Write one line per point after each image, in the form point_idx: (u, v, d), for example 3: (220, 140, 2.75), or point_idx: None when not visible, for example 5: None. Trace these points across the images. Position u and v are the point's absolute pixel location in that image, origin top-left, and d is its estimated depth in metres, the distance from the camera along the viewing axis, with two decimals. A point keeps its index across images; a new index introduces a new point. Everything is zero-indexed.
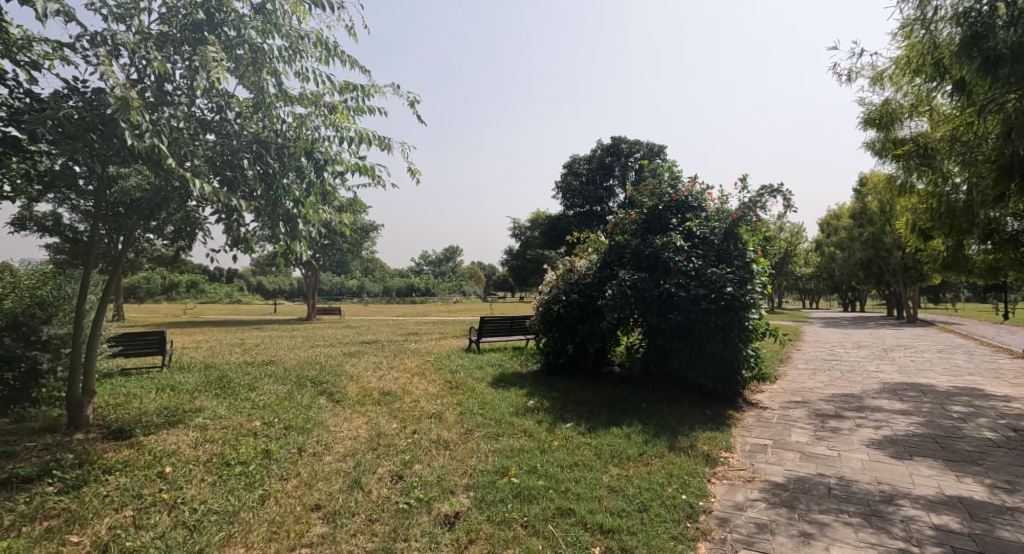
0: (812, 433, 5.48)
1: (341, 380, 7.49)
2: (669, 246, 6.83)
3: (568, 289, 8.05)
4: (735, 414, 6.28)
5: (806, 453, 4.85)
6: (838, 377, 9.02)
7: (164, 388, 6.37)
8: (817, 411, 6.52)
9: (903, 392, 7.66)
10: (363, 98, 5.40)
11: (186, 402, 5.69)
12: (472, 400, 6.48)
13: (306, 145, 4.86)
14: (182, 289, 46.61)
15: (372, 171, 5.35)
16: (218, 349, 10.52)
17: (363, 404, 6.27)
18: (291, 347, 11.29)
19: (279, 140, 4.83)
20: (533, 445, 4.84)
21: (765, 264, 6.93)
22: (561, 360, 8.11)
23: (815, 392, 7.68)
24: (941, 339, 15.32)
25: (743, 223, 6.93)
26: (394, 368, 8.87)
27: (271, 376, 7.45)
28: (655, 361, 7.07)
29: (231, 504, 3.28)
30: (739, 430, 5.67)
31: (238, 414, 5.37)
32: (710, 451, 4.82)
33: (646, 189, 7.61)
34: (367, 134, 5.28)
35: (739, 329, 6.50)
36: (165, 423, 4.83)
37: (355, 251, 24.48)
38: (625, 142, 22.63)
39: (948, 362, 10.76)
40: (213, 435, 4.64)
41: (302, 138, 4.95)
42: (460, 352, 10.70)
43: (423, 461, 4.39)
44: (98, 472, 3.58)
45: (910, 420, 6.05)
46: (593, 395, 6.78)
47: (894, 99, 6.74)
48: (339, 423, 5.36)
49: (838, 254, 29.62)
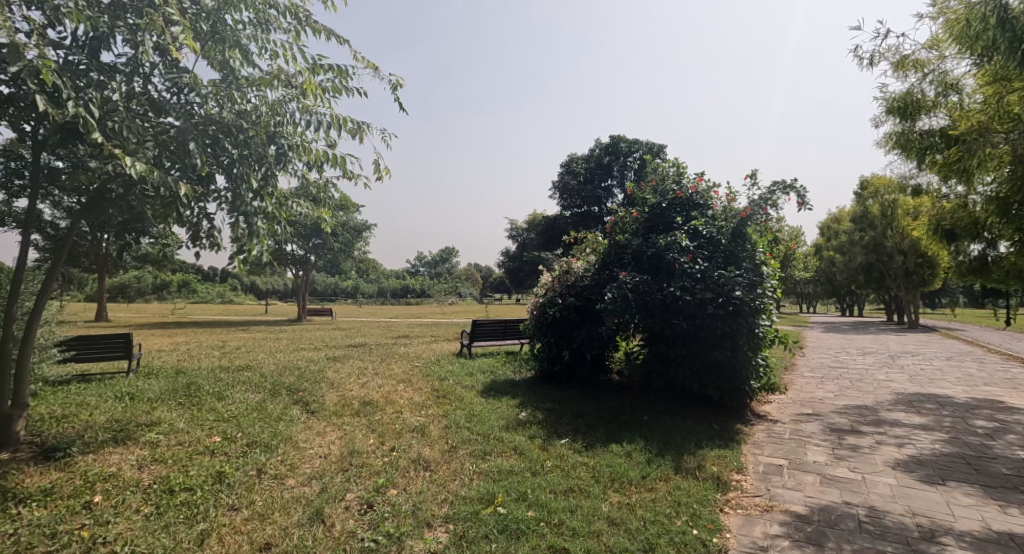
0: (830, 452, 5.00)
1: (320, 388, 6.96)
2: (674, 247, 6.36)
3: (565, 292, 7.53)
4: (743, 428, 5.80)
5: (826, 476, 4.37)
6: (848, 386, 8.57)
7: (124, 396, 5.85)
8: (831, 426, 6.04)
9: (920, 404, 7.20)
10: (339, 79, 4.88)
11: (143, 414, 5.16)
12: (459, 412, 5.97)
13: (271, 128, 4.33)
14: (174, 289, 45.94)
15: (345, 160, 4.86)
16: (195, 353, 9.98)
17: (341, 416, 5.75)
18: (274, 349, 10.77)
19: (241, 123, 4.30)
20: (523, 466, 4.33)
21: (775, 266, 6.47)
22: (557, 367, 7.62)
23: (826, 404, 7.22)
24: (948, 346, 14.90)
25: (754, 222, 6.46)
26: (379, 375, 8.35)
27: (244, 384, 6.92)
28: (657, 370, 6.59)
29: (162, 546, 2.77)
30: (750, 447, 5.18)
31: (199, 427, 4.84)
32: (720, 474, 4.32)
33: (649, 185, 7.11)
34: (341, 119, 4.77)
35: (748, 337, 6.02)
36: (111, 440, 4.31)
37: (347, 251, 23.91)
38: (625, 141, 22.24)
39: (960, 371, 10.32)
40: (164, 453, 4.12)
41: (268, 122, 4.43)
42: (450, 357, 10.18)
43: (399, 486, 3.89)
44: (10, 504, 3.06)
45: (933, 436, 5.58)
46: (591, 406, 6.29)
47: (919, 87, 6.29)
48: (309, 439, 4.85)
49: (838, 258, 29.25)
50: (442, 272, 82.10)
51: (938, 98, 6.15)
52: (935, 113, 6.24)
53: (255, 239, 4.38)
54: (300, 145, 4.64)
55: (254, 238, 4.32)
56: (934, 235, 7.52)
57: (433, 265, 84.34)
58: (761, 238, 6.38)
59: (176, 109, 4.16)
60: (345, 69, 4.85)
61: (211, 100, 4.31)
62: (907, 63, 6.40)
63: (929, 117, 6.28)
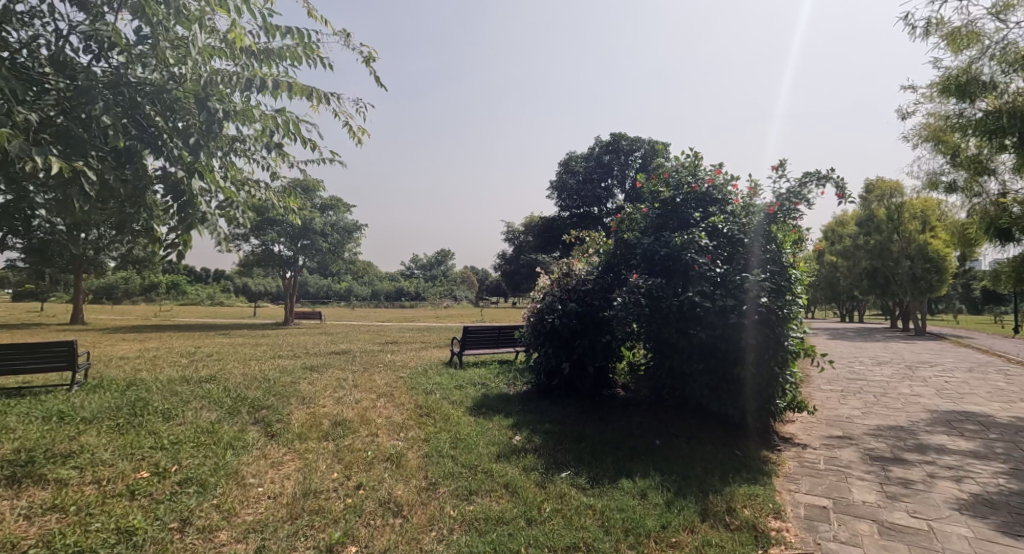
0: (880, 490, 4.22)
1: (287, 405, 6.14)
2: (692, 246, 5.59)
3: (564, 297, 6.73)
4: (771, 457, 5.02)
5: (884, 523, 3.60)
6: (874, 403, 7.80)
7: (52, 415, 5.04)
8: (870, 453, 5.27)
9: (961, 425, 6.45)
10: (300, 42, 4.15)
11: (64, 439, 4.35)
12: (444, 435, 5.18)
13: (200, 89, 3.41)
14: (162, 291, 45.05)
15: (301, 133, 4.10)
16: (158, 360, 9.17)
17: (304, 440, 4.94)
18: (248, 357, 9.91)
19: (162, 84, 3.38)
20: (517, 510, 3.53)
21: (805, 270, 5.76)
22: (555, 380, 6.85)
23: (856, 424, 6.46)
24: (963, 355, 14.25)
25: (779, 220, 5.71)
26: (357, 388, 7.52)
27: (201, 400, 6.09)
28: (669, 386, 5.80)
29: None
30: (783, 482, 4.40)
31: (127, 458, 4.04)
32: (757, 521, 3.54)
33: (661, 178, 6.38)
34: (296, 85, 4.01)
35: (775, 350, 5.32)
36: (6, 479, 3.50)
37: (337, 252, 22.99)
38: (625, 139, 21.45)
39: (988, 384, 9.55)
40: (70, 495, 3.32)
41: (198, 82, 3.49)
42: (439, 366, 9.39)
43: (360, 541, 3.10)
44: None
45: (991, 468, 4.82)
46: (596, 429, 5.49)
47: (981, 63, 6.12)
48: (261, 472, 4.04)
49: (840, 262, 28.68)
50: (438, 275, 81.32)
51: (1000, 75, 5.99)
52: (997, 90, 6.07)
53: (191, 227, 3.58)
54: (243, 114, 3.76)
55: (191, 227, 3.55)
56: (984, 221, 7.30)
57: (428, 267, 83.27)
58: (787, 238, 5.68)
59: (77, 67, 3.30)
60: (306, 30, 4.10)
61: (127, 57, 3.42)
62: (960, 36, 6.24)
63: (991, 94, 6.10)
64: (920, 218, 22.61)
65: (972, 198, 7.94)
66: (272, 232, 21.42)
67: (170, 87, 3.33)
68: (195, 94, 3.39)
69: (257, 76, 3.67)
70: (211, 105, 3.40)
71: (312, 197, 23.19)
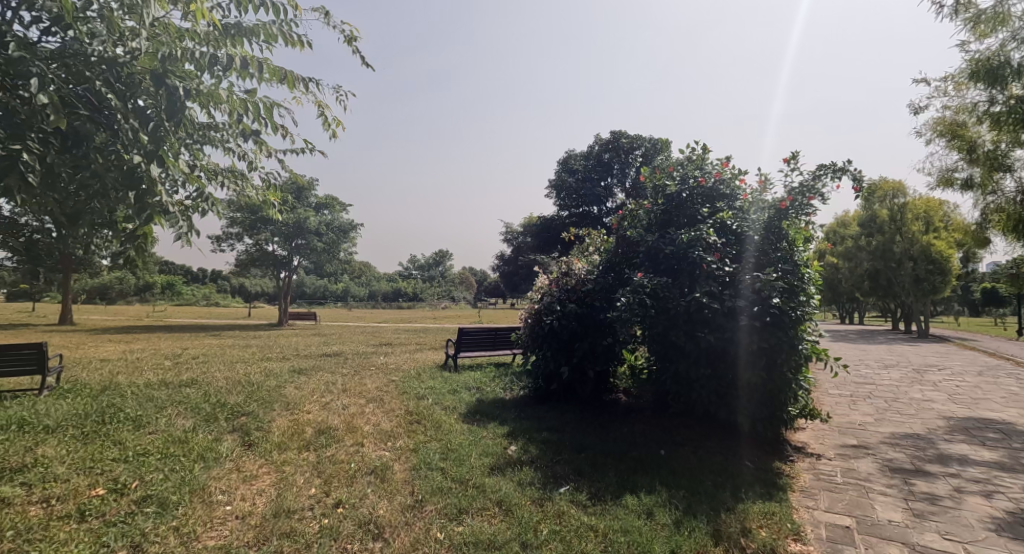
0: (905, 506, 3.89)
1: (269, 412, 5.78)
2: (700, 243, 5.24)
3: (564, 298, 6.40)
4: (784, 468, 4.69)
5: (915, 546, 3.26)
6: (886, 408, 7.47)
7: (11, 423, 4.67)
8: (889, 464, 4.94)
9: (981, 433, 6.11)
10: (275, 21, 3.82)
11: (19, 450, 3.99)
12: (434, 445, 4.84)
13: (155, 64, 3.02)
14: (157, 292, 44.72)
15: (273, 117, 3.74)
16: (140, 363, 8.79)
17: (283, 451, 4.59)
18: (236, 360, 9.55)
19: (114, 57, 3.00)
20: (512, 533, 3.19)
21: (819, 269, 5.40)
22: (553, 386, 6.51)
23: (870, 432, 6.12)
24: (971, 358, 13.92)
25: (792, 216, 5.35)
26: (346, 392, 7.17)
27: (177, 406, 5.72)
28: (673, 392, 5.46)
29: None
30: (799, 497, 4.06)
31: (84, 471, 3.69)
32: (776, 544, 3.20)
33: (665, 171, 6.05)
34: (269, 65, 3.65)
35: (787, 355, 4.97)
36: None
37: (332, 252, 22.54)
38: (625, 137, 21.09)
39: (1001, 389, 9.23)
40: (9, 517, 2.96)
41: (155, 56, 3.10)
42: (433, 370, 9.04)
43: None
44: None
45: (1021, 481, 4.48)
46: (597, 439, 5.14)
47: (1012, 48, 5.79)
48: (231, 488, 3.68)
49: (841, 264, 28.42)
50: (436, 276, 80.96)
51: None
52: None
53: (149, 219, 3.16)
54: (207, 94, 3.37)
55: (149, 219, 3.20)
56: (1007, 217, 6.96)
57: (427, 268, 82.89)
58: (798, 235, 5.35)
59: (16, 39, 2.92)
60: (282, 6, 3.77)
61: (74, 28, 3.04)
62: (986, 19, 5.94)
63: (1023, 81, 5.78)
64: (923, 219, 22.34)
65: (986, 196, 7.63)
66: (266, 232, 21.08)
67: (124, 60, 2.99)
68: (152, 70, 3.05)
69: (223, 53, 3.34)
70: (171, 82, 3.05)
71: (306, 195, 22.82)
